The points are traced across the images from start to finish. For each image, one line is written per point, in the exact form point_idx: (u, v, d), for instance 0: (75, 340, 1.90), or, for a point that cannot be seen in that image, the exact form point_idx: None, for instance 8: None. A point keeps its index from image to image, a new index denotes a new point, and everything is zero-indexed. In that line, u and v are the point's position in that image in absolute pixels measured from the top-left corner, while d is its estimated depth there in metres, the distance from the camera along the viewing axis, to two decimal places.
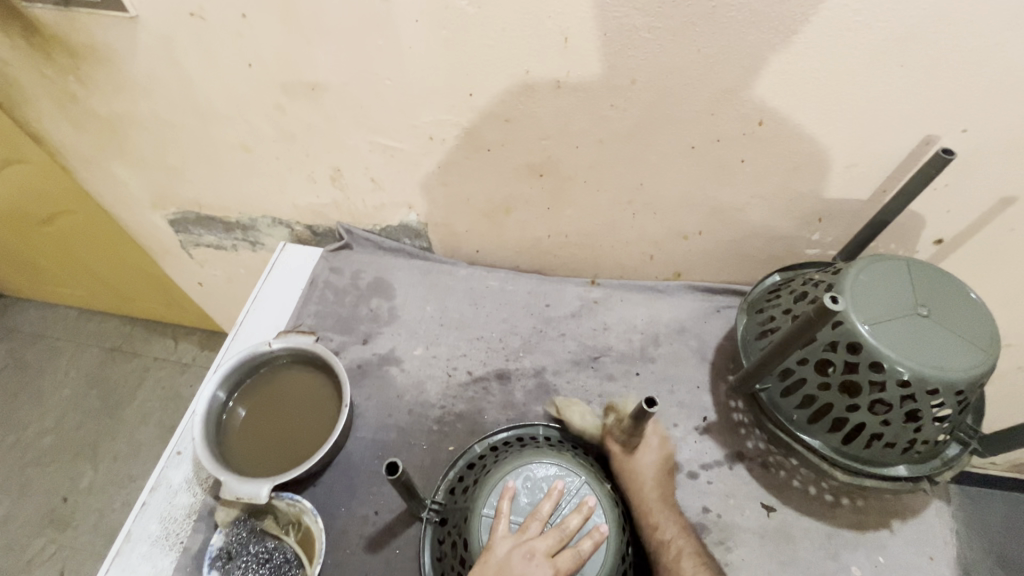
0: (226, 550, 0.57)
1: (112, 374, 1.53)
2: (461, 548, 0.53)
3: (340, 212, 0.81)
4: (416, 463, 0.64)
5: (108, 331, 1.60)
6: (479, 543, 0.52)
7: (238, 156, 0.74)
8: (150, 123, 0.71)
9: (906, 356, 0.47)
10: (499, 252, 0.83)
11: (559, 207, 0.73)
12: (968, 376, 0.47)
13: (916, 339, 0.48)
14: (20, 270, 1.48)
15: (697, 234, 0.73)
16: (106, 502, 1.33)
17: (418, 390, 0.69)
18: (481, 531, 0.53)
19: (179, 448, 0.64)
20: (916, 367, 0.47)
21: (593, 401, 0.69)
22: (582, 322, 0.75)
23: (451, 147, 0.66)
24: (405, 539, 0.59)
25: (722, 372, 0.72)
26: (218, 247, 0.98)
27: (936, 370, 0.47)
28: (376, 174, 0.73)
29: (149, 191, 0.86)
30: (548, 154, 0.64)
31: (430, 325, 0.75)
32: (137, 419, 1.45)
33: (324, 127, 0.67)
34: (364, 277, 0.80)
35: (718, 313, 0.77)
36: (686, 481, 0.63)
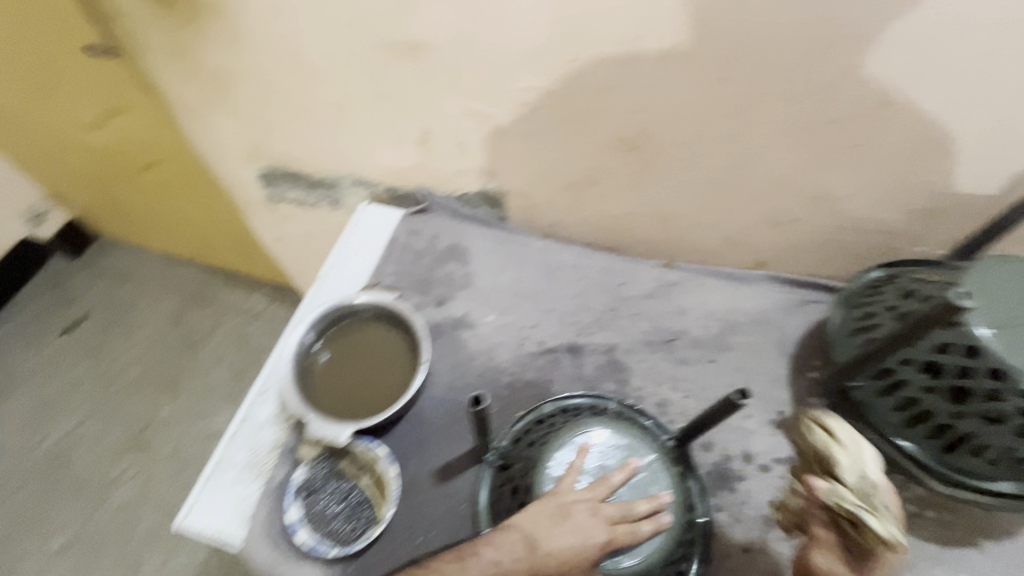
0: (308, 485, 0.60)
1: (191, 317, 1.64)
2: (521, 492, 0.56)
3: (422, 175, 0.82)
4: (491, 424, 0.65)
5: (189, 277, 1.71)
6: (541, 489, 0.54)
7: (331, 114, 0.76)
8: (253, 76, 0.74)
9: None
10: (575, 226, 0.82)
11: (645, 183, 0.71)
12: None
13: None
14: (116, 213, 1.59)
15: (790, 222, 0.69)
16: (181, 433, 1.44)
17: (490, 355, 0.70)
18: (545, 478, 0.54)
19: (264, 385, 0.68)
20: None
21: (664, 383, 0.68)
22: (657, 303, 0.74)
23: (543, 114, 0.65)
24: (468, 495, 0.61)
25: (802, 368, 0.69)
26: (301, 203, 1.02)
27: None
28: (463, 138, 0.73)
29: (243, 144, 0.90)
30: (643, 126, 0.62)
31: (503, 293, 0.76)
32: (211, 361, 1.56)
33: (418, 88, 0.67)
34: (441, 241, 0.81)
35: (803, 307, 0.73)
36: (757, 473, 0.62)
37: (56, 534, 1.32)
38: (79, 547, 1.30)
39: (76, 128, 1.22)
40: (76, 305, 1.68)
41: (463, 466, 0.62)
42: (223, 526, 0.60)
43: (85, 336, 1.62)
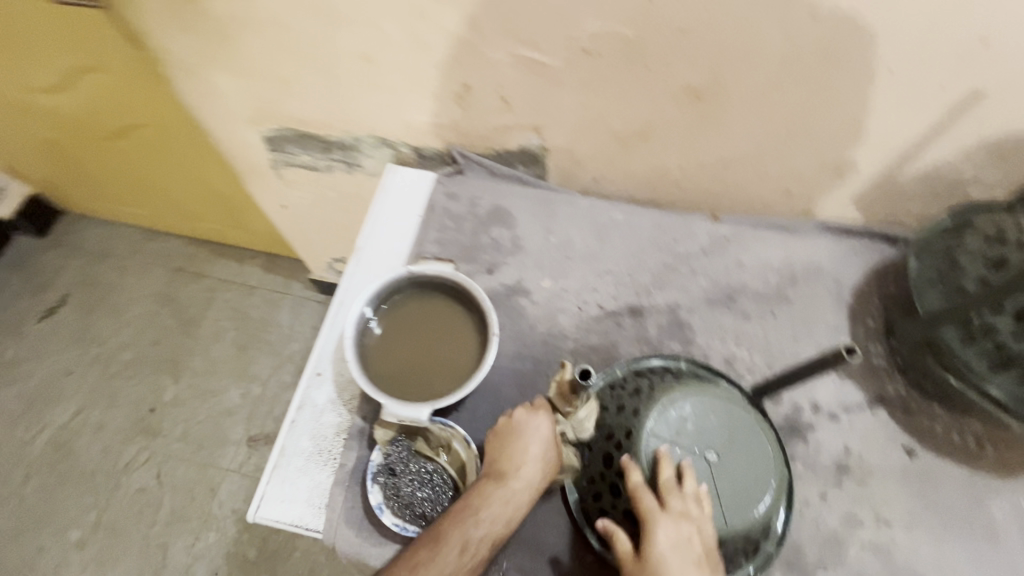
0: (387, 465, 0.58)
1: (181, 293, 1.55)
2: (616, 462, 0.53)
3: (457, 133, 0.77)
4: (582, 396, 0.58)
5: (173, 251, 1.61)
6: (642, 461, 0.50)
7: (358, 67, 0.69)
8: (267, 27, 0.66)
9: None
10: (620, 181, 0.79)
11: (704, 133, 0.67)
12: None
13: None
14: (84, 185, 1.46)
15: (850, 169, 0.68)
16: (191, 414, 1.39)
17: (551, 322, 0.68)
18: (646, 454, 0.50)
19: (318, 369, 0.64)
20: None
21: (728, 339, 0.68)
22: (715, 259, 0.72)
23: (605, 62, 0.60)
24: None
25: (860, 316, 0.70)
26: (312, 168, 0.94)
27: None
28: (508, 92, 0.67)
29: (248, 105, 0.82)
30: (717, 71, 0.59)
31: (555, 256, 0.73)
32: (211, 338, 1.49)
33: (464, 36, 0.61)
34: (482, 204, 0.77)
35: (854, 256, 0.73)
36: (827, 422, 0.63)
37: (73, 526, 1.28)
38: (100, 536, 1.27)
39: (32, 90, 1.08)
40: (51, 287, 1.56)
41: None
42: (299, 516, 0.58)
43: (68, 320, 1.51)
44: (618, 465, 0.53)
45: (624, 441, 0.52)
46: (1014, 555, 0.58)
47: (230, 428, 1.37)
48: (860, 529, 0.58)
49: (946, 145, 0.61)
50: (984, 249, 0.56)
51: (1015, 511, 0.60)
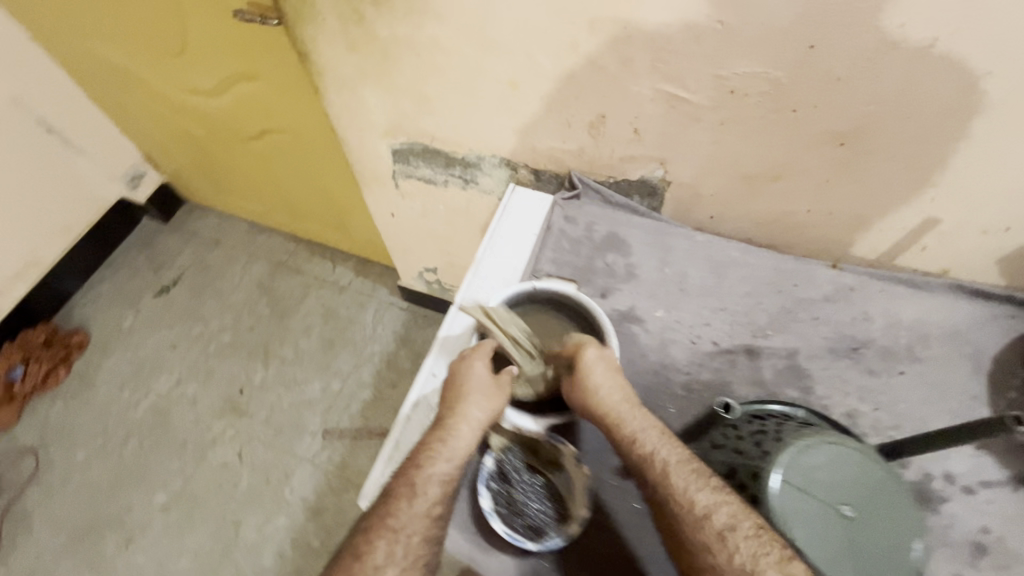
0: (499, 469, 0.59)
1: (278, 286, 1.66)
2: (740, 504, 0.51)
3: (580, 159, 0.79)
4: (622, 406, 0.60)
5: (276, 246, 1.73)
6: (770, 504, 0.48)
7: (500, 92, 0.73)
8: (426, 51, 0.72)
9: None
10: (738, 221, 0.79)
11: (841, 181, 0.66)
12: None
13: None
14: (211, 179, 1.61)
15: (1001, 230, 0.64)
16: (275, 400, 1.47)
17: (663, 353, 0.68)
18: (776, 497, 0.48)
19: (433, 371, 0.68)
20: None
21: (850, 393, 0.65)
22: (839, 308, 0.70)
23: (750, 104, 0.61)
24: None
25: (1002, 387, 0.65)
26: (429, 182, 1.00)
27: None
28: (642, 125, 0.69)
29: (387, 119, 0.88)
30: (865, 121, 0.58)
31: (669, 288, 0.73)
32: (300, 330, 1.58)
33: (611, 70, 0.64)
34: (598, 230, 0.79)
35: (994, 322, 0.69)
36: (962, 496, 0.59)
37: (161, 489, 1.37)
38: (183, 503, 1.35)
39: (191, 92, 1.22)
40: (168, 267, 1.72)
41: None
42: None
43: (179, 299, 1.66)
44: (744, 511, 0.51)
45: (751, 482, 0.51)
46: None
47: (309, 418, 1.44)
48: None
49: None
50: None
51: None
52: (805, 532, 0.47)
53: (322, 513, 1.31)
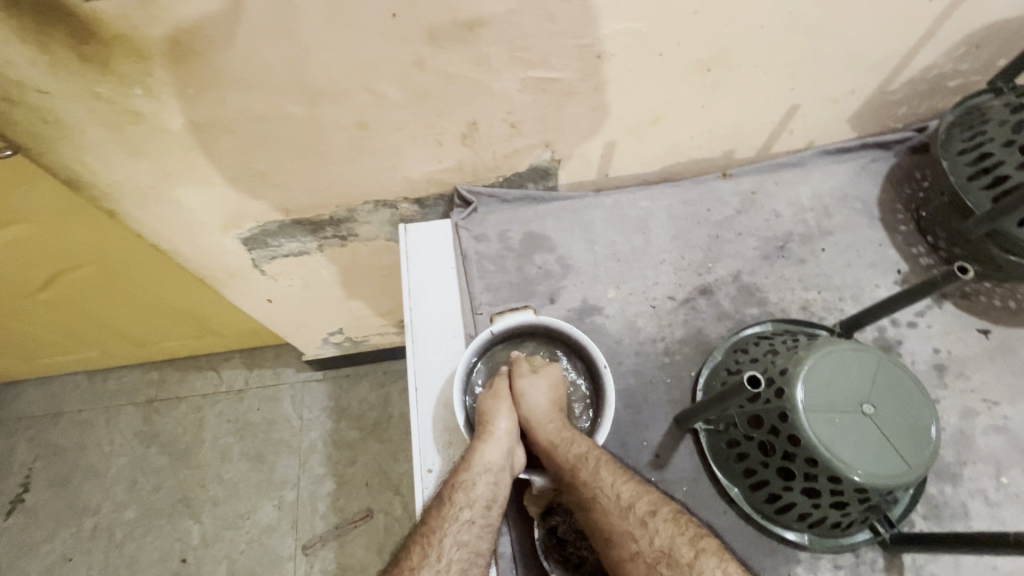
0: (558, 538, 0.55)
1: (163, 426, 1.39)
2: (783, 445, 0.52)
3: (462, 172, 0.72)
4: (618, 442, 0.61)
5: (135, 384, 1.43)
6: (810, 438, 0.49)
7: (350, 137, 0.62)
8: (241, 124, 0.58)
9: None
10: (633, 169, 0.78)
11: (714, 101, 0.67)
12: None
13: None
14: (7, 351, 1.25)
15: (848, 95, 0.71)
16: (230, 547, 1.26)
17: (633, 330, 0.67)
18: (810, 429, 0.49)
19: (428, 465, 0.61)
20: None
21: (796, 287, 0.69)
22: (752, 216, 0.74)
23: (617, 61, 0.58)
24: (681, 455, 0.61)
25: (894, 225, 0.73)
26: (300, 253, 0.86)
27: None
28: (517, 117, 0.64)
29: (222, 211, 0.72)
30: (726, 42, 0.59)
31: (607, 264, 0.71)
32: (217, 461, 1.35)
33: (469, 75, 0.56)
34: (512, 235, 0.73)
35: (865, 171, 0.77)
36: (909, 331, 0.67)
37: None
38: None
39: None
40: (6, 474, 1.34)
41: (673, 446, 0.61)
42: None
43: (44, 502, 1.31)
44: (785, 451, 0.52)
45: (783, 423, 0.51)
46: None
47: (279, 544, 1.26)
48: (977, 418, 0.62)
49: (933, 49, 0.66)
50: (1012, 137, 0.57)
51: None
52: (846, 445, 0.49)
53: None
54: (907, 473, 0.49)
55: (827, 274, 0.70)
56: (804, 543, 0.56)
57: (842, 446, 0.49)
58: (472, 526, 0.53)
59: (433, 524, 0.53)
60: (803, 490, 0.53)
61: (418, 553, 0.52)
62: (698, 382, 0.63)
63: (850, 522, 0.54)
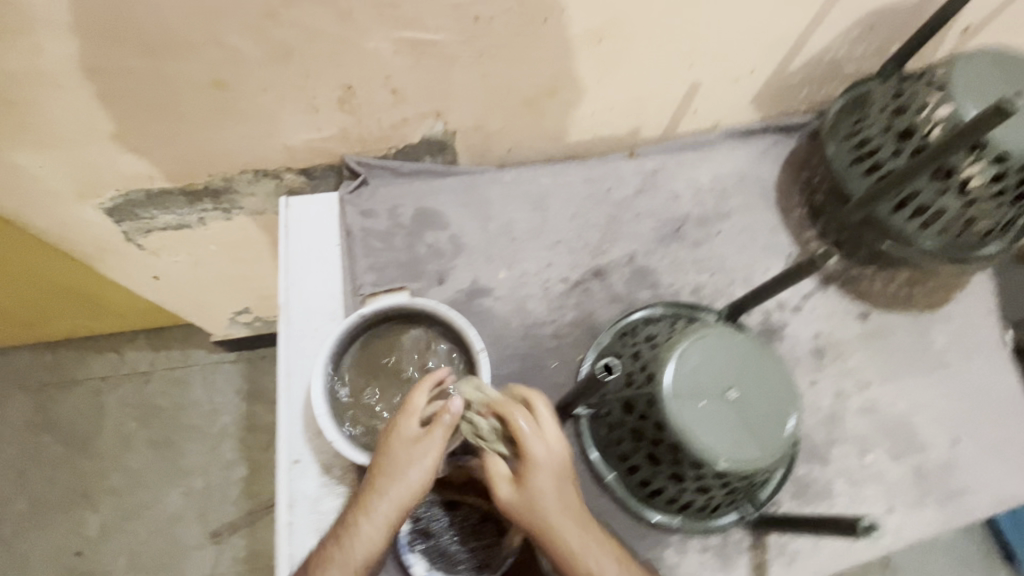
0: (423, 527, 0.56)
1: (57, 412, 1.28)
2: (651, 432, 0.52)
3: (348, 141, 0.67)
4: None
5: (24, 367, 1.30)
6: (675, 424, 0.49)
7: (207, 99, 0.56)
8: (68, 78, 0.50)
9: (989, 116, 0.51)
10: (538, 145, 0.75)
11: (611, 75, 0.64)
12: None
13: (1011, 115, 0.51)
14: None
15: (748, 75, 0.69)
16: (130, 539, 1.19)
17: (523, 312, 0.65)
18: (675, 415, 0.49)
19: (295, 457, 0.57)
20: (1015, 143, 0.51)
21: (689, 270, 0.69)
22: (651, 197, 0.72)
23: (500, 25, 0.54)
24: (566, 439, 0.60)
25: (790, 209, 0.74)
26: (180, 227, 0.78)
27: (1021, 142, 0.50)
28: (398, 83, 0.59)
29: (73, 179, 0.64)
30: (613, 11, 0.55)
31: (500, 244, 0.68)
32: (118, 447, 1.26)
33: (332, 32, 0.51)
34: (404, 211, 0.69)
35: (767, 154, 0.76)
36: (794, 315, 0.68)
37: None
38: None
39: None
40: None
41: None
42: None
43: None
44: (653, 434, 0.52)
45: (650, 409, 0.51)
46: (962, 370, 0.67)
47: (185, 532, 1.21)
48: (850, 399, 0.64)
49: (828, 30, 0.65)
50: (889, 124, 0.57)
51: (952, 334, 0.69)
52: (707, 430, 0.49)
53: None
54: (764, 459, 0.49)
55: (721, 258, 0.70)
56: (674, 526, 0.56)
57: (705, 432, 0.49)
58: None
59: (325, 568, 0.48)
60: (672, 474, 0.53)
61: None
62: (584, 366, 0.62)
63: (718, 504, 0.55)
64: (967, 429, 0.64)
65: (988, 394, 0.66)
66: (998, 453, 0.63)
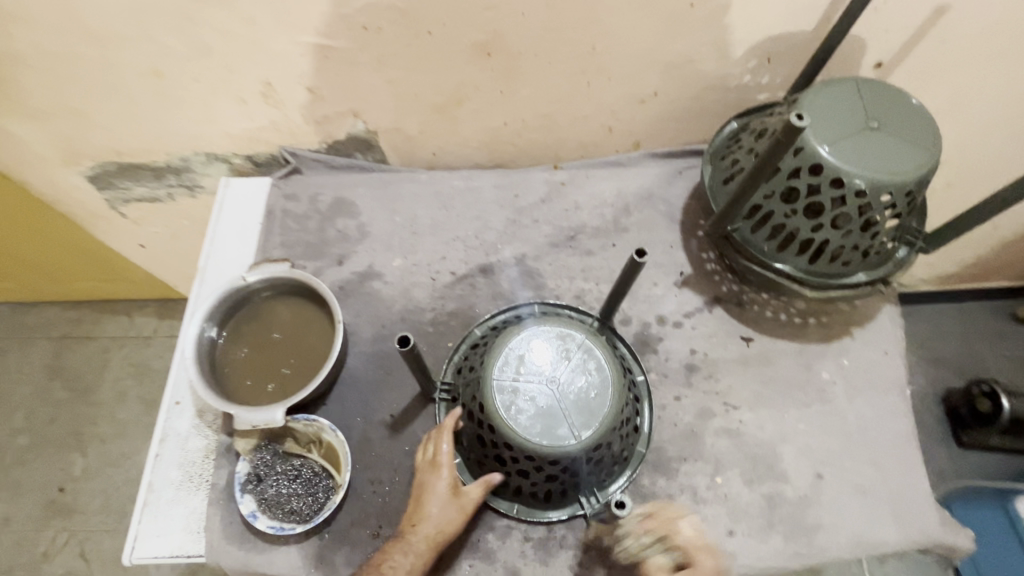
0: (255, 474, 0.58)
1: (70, 362, 1.44)
2: (479, 413, 0.55)
3: (280, 133, 0.75)
4: (359, 398, 0.64)
5: (52, 320, 1.48)
6: (493, 405, 0.53)
7: (149, 85, 0.66)
8: (34, 59, 0.62)
9: (832, 141, 0.52)
10: (459, 151, 0.81)
11: (511, 88, 0.69)
12: (884, 177, 0.51)
13: (858, 144, 0.52)
14: None
15: (653, 97, 0.72)
16: (107, 483, 1.32)
17: (407, 298, 0.70)
18: (493, 396, 0.53)
19: (177, 398, 0.63)
20: (857, 170, 0.51)
21: (576, 277, 0.72)
22: (553, 206, 0.76)
23: (389, 35, 0.61)
24: (421, 418, 0.63)
25: (693, 229, 0.75)
26: (153, 200, 0.90)
27: (863, 169, 0.51)
28: (311, 82, 0.67)
29: (56, 146, 0.77)
30: (493, 28, 0.61)
31: (402, 235, 0.74)
32: (113, 400, 1.40)
33: (242, 33, 0.60)
34: (323, 199, 0.76)
35: (680, 175, 0.78)
36: (672, 330, 0.68)
37: None
38: None
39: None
40: None
41: (412, 409, 0.64)
42: (178, 544, 0.57)
43: None
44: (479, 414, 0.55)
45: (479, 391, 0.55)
46: (843, 407, 0.65)
47: None
48: (713, 419, 0.64)
49: (723, 58, 0.67)
50: (753, 146, 0.59)
51: (840, 369, 0.67)
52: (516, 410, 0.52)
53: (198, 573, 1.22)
54: (570, 445, 0.51)
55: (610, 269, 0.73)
56: (506, 511, 0.58)
57: (517, 414, 0.52)
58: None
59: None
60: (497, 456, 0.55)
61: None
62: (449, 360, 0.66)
63: (547, 492, 0.57)
64: (833, 466, 0.62)
65: (866, 434, 0.64)
66: (863, 494, 0.61)
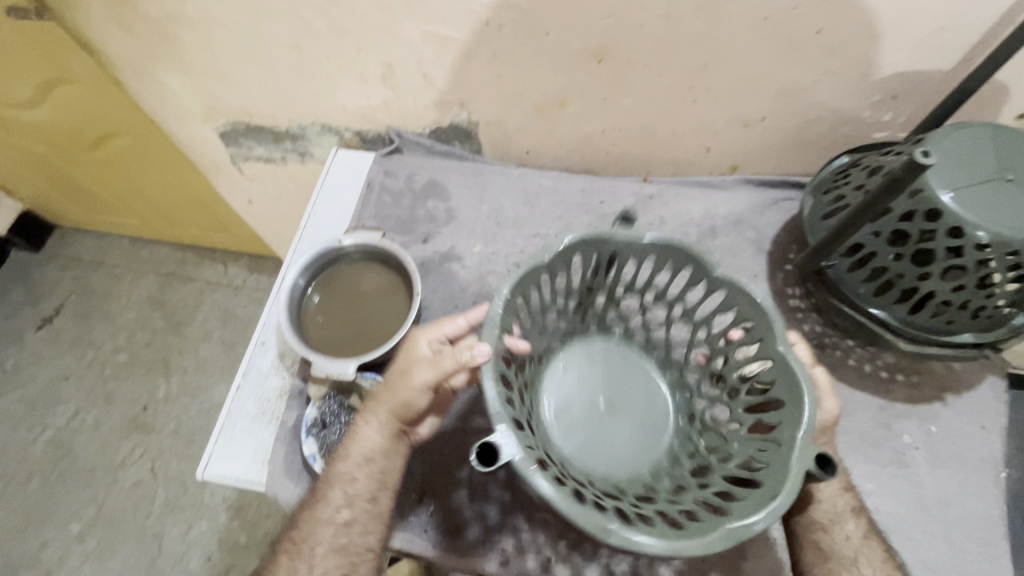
0: (322, 419, 0.63)
1: (170, 297, 1.61)
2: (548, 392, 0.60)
3: (390, 113, 0.81)
4: None
5: (163, 257, 1.66)
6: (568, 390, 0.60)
7: (287, 56, 0.73)
8: (197, 22, 0.70)
9: (957, 188, 0.49)
10: (552, 152, 0.82)
11: (615, 96, 0.70)
12: (1015, 234, 0.47)
13: (988, 195, 0.48)
14: (74, 200, 1.49)
15: (759, 122, 0.71)
16: (182, 409, 1.45)
17: (481, 284, 0.73)
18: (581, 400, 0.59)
19: (263, 338, 0.69)
20: (983, 223, 0.47)
21: None
22: (637, 217, 0.76)
23: (507, 33, 0.64)
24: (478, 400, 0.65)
25: (780, 262, 0.72)
26: (269, 161, 0.99)
27: (991, 223, 0.47)
28: (427, 69, 0.71)
29: (199, 101, 0.87)
30: (609, 35, 0.62)
31: (486, 224, 0.77)
32: (199, 337, 1.54)
33: (375, 17, 0.65)
34: (418, 179, 0.80)
35: (775, 205, 0.76)
36: None
37: (74, 520, 1.33)
38: (99, 529, 1.32)
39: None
40: (48, 298, 1.63)
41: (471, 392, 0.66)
42: (244, 471, 0.62)
43: (65, 328, 1.58)
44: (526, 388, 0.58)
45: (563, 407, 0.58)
46: (922, 474, 0.60)
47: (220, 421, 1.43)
48: None
49: (842, 90, 0.64)
50: (863, 183, 0.57)
51: (924, 434, 0.62)
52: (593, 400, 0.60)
53: (243, 509, 1.31)
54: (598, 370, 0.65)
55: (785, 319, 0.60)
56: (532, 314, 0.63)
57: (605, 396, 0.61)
58: (353, 505, 0.54)
59: (317, 501, 0.55)
60: (563, 356, 0.65)
61: (305, 535, 0.55)
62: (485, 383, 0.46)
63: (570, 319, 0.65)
64: (902, 533, 0.57)
65: (946, 508, 0.59)
66: (932, 572, 0.56)
